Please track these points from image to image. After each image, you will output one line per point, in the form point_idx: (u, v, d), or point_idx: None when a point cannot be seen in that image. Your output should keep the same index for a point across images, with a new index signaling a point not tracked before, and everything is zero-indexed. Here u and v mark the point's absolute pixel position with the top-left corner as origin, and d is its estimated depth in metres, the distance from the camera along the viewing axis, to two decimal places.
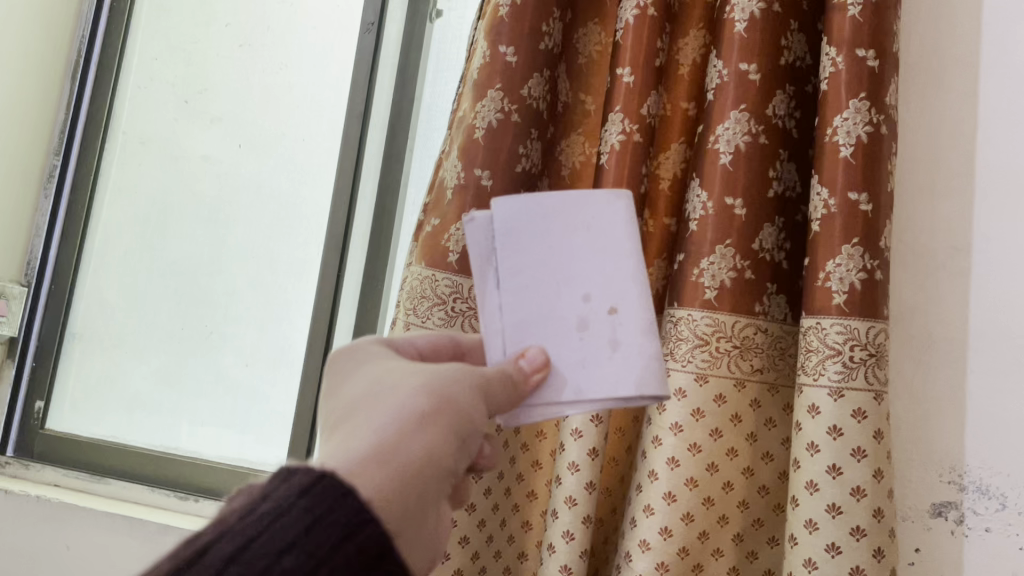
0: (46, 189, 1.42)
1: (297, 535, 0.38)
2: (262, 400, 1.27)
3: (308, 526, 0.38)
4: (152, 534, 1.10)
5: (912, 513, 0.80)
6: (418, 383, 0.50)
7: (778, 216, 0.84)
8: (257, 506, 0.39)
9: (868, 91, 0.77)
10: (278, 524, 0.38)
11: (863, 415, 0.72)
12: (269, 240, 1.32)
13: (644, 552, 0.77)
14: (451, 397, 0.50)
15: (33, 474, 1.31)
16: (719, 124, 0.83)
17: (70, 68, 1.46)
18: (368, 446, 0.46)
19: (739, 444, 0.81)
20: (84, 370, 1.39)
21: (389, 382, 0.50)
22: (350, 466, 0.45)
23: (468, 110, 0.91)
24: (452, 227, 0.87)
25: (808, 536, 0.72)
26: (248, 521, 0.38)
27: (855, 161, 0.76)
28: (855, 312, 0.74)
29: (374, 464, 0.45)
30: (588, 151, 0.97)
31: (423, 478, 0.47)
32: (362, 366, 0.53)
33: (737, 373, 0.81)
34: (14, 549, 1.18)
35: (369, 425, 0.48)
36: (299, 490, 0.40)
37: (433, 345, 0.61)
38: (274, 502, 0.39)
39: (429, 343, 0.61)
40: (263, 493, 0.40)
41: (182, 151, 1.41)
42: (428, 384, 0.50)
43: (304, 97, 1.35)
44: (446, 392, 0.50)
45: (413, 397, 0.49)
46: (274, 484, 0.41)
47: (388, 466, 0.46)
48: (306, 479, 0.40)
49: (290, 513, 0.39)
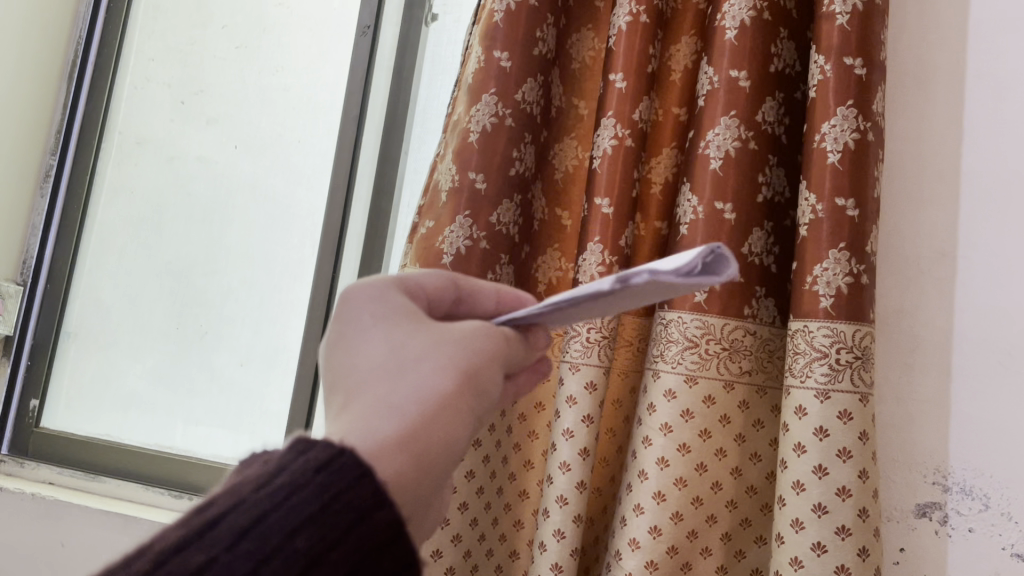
0: (42, 188, 1.43)
1: (313, 511, 0.36)
2: (256, 399, 1.28)
3: (324, 502, 0.36)
4: (146, 532, 1.11)
5: (896, 514, 0.81)
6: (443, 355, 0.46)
7: (767, 221, 0.85)
8: (273, 478, 0.37)
9: (854, 99, 0.79)
10: (295, 499, 0.36)
11: (849, 417, 0.74)
12: (264, 240, 1.33)
13: (633, 550, 0.78)
14: (476, 371, 0.47)
15: (28, 472, 1.32)
16: (709, 130, 0.84)
17: (67, 69, 1.47)
18: (392, 431, 0.43)
19: (727, 444, 0.82)
20: (79, 368, 1.40)
21: (411, 351, 0.46)
22: (371, 448, 0.42)
23: (462, 114, 0.92)
24: (447, 229, 0.88)
25: (794, 535, 0.73)
26: (263, 493, 0.36)
27: (842, 167, 0.77)
28: (842, 316, 0.75)
29: (395, 448, 0.43)
30: (581, 155, 0.99)
31: (440, 461, 0.45)
32: (376, 321, 0.48)
33: (726, 374, 0.82)
34: (8, 546, 1.19)
35: (389, 404, 0.44)
36: (316, 466, 0.37)
37: (437, 287, 0.55)
38: (291, 475, 0.37)
39: (435, 284, 0.55)
40: (278, 465, 0.38)
41: (177, 151, 1.42)
42: (455, 355, 0.47)
43: (300, 99, 1.36)
44: (470, 365, 0.47)
45: (438, 375, 0.46)
46: (290, 456, 0.38)
47: (411, 455, 0.43)
48: (324, 454, 0.38)
49: (308, 488, 0.36)
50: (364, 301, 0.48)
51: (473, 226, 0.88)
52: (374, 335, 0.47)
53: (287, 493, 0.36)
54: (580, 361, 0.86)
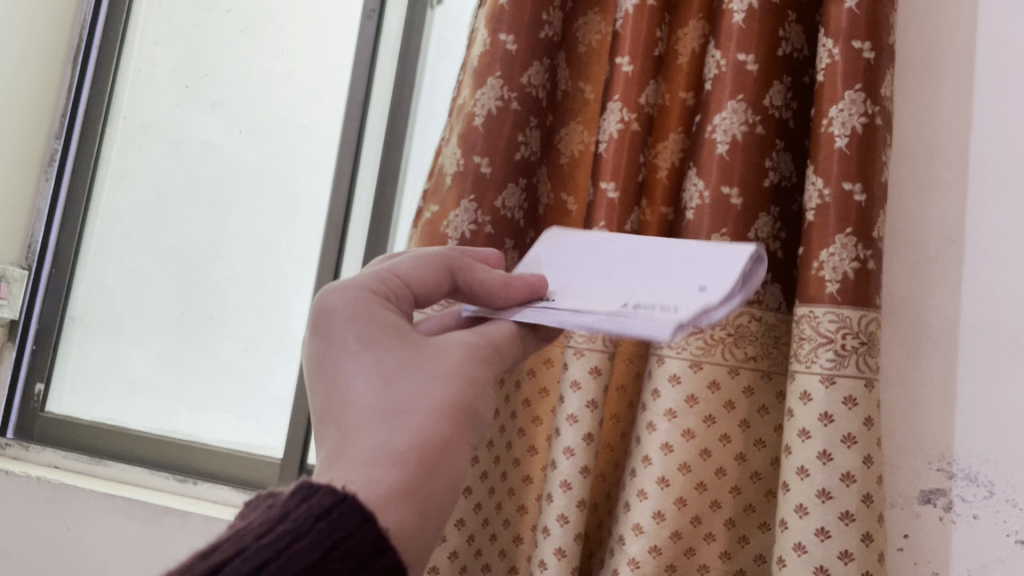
0: (47, 173, 1.43)
1: (314, 560, 0.38)
2: (260, 384, 1.28)
3: (325, 550, 0.39)
4: (151, 516, 1.12)
5: (901, 500, 0.81)
6: (434, 387, 0.47)
7: (773, 206, 0.85)
8: (275, 526, 0.40)
9: (863, 82, 0.78)
10: (295, 547, 0.38)
11: (853, 402, 0.73)
12: (269, 226, 1.33)
13: (637, 535, 0.78)
14: (467, 401, 0.49)
15: (33, 456, 1.32)
16: (716, 114, 0.83)
17: (71, 54, 1.47)
18: (393, 471, 0.44)
19: (731, 430, 0.82)
20: (84, 353, 1.40)
21: (404, 386, 0.47)
22: (374, 496, 0.43)
23: (467, 98, 0.91)
24: (451, 214, 0.88)
25: (798, 520, 0.73)
26: (266, 540, 0.39)
27: (849, 151, 0.77)
28: (847, 301, 0.75)
29: (398, 496, 0.44)
30: (587, 140, 0.98)
31: (440, 502, 0.46)
32: (362, 346, 0.48)
33: (731, 360, 0.82)
34: (13, 529, 1.19)
35: (388, 439, 0.45)
36: (318, 512, 0.40)
37: (423, 278, 0.55)
38: (293, 522, 0.40)
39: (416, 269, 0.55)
40: (281, 511, 0.41)
41: (182, 136, 1.42)
42: (448, 391, 0.48)
43: (305, 84, 1.36)
44: (461, 397, 0.48)
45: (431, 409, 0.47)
46: (293, 504, 0.41)
47: (417, 496, 0.44)
48: (326, 500, 0.41)
49: (309, 535, 0.39)
50: (347, 324, 0.48)
51: (478, 210, 0.88)
52: (362, 362, 0.47)
53: (289, 540, 0.39)
54: (584, 347, 0.85)
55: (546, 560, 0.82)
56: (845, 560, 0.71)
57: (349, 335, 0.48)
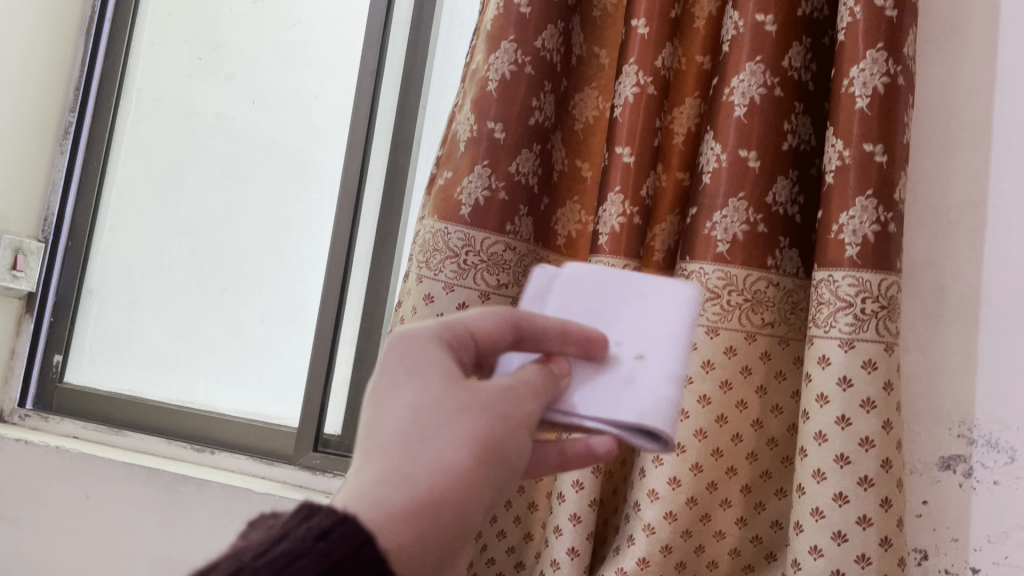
0: (62, 145, 1.43)
1: None
2: (276, 356, 1.28)
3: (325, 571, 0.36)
4: (170, 484, 1.13)
5: (920, 467, 0.80)
6: (468, 425, 0.44)
7: (792, 169, 0.84)
8: (274, 546, 0.38)
9: (885, 41, 0.76)
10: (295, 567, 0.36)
11: (873, 366, 0.73)
12: (284, 198, 1.32)
13: (652, 501, 0.78)
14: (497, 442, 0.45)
15: (52, 426, 1.33)
16: (734, 76, 0.82)
17: (85, 25, 1.46)
18: (407, 498, 0.41)
19: (748, 396, 0.82)
20: (101, 325, 1.41)
21: (436, 418, 0.43)
22: (379, 518, 0.39)
23: (481, 63, 0.90)
24: (464, 180, 0.87)
25: (816, 485, 0.73)
26: (263, 561, 0.36)
27: (871, 112, 0.75)
28: (867, 265, 0.74)
29: (408, 523, 0.40)
30: (601, 105, 0.97)
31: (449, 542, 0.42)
32: (409, 377, 0.45)
33: (748, 326, 0.81)
34: (33, 498, 1.20)
35: (407, 468, 0.41)
36: (318, 533, 0.38)
37: (493, 332, 0.50)
38: (292, 543, 0.37)
39: (490, 328, 0.50)
40: (282, 532, 0.39)
41: (196, 108, 1.42)
42: (479, 429, 0.44)
43: (317, 55, 1.35)
44: (491, 436, 0.45)
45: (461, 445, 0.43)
46: (293, 523, 0.39)
47: (420, 524, 0.40)
48: (326, 520, 0.38)
49: (308, 556, 0.37)
50: (400, 357, 0.46)
51: (492, 176, 0.87)
52: (404, 391, 0.45)
53: (286, 563, 0.36)
54: None
55: (561, 527, 0.82)
56: (863, 525, 0.71)
57: (402, 366, 0.45)
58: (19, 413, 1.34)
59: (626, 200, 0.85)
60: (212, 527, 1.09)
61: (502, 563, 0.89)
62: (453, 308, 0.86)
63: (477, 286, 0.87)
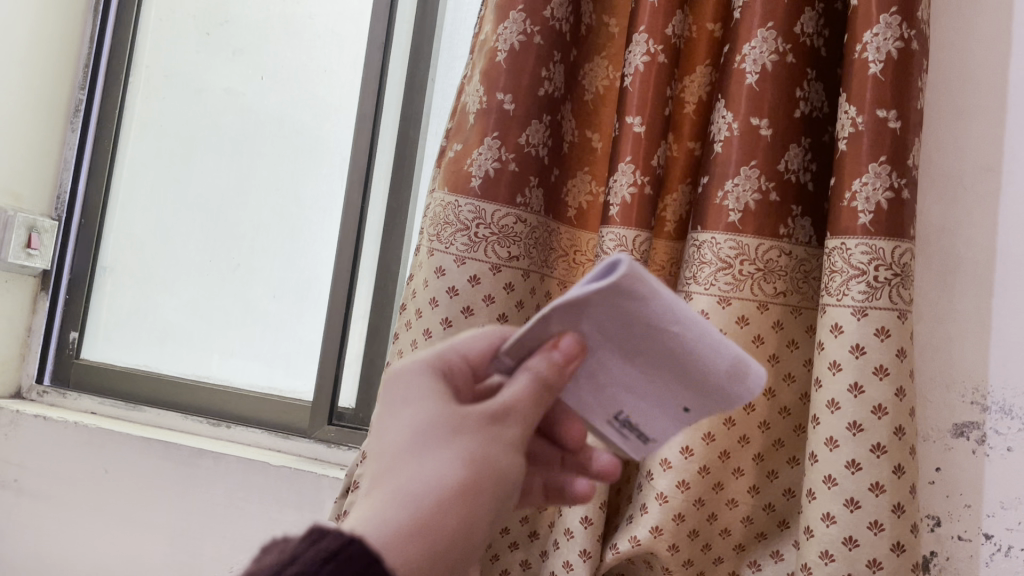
0: (73, 122, 1.44)
1: None
2: (289, 331, 1.29)
3: None
4: (188, 458, 1.14)
5: (933, 434, 0.80)
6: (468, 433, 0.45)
7: (804, 137, 0.83)
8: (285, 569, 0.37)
9: (899, 6, 0.75)
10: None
11: (886, 334, 0.72)
12: (295, 173, 1.32)
13: (665, 471, 0.79)
14: (493, 453, 0.45)
15: (70, 402, 1.35)
16: (746, 43, 0.81)
17: (93, 2, 1.46)
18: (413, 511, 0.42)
19: (759, 366, 0.81)
20: (116, 302, 1.42)
21: (432, 436, 0.44)
22: (384, 537, 0.41)
23: (490, 33, 0.90)
24: (474, 152, 0.87)
25: (829, 453, 0.73)
26: None
27: (884, 78, 0.75)
28: (881, 232, 0.73)
29: (413, 538, 0.41)
30: (612, 75, 0.96)
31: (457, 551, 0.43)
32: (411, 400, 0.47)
33: (759, 295, 0.81)
34: (53, 472, 1.22)
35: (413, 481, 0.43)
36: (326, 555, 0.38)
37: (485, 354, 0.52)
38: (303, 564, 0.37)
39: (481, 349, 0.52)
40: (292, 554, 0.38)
41: (204, 84, 1.41)
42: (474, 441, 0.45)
43: (325, 28, 1.34)
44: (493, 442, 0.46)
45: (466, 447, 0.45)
46: (303, 546, 0.39)
47: (424, 540, 0.42)
48: (335, 543, 0.38)
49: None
50: (394, 389, 0.47)
51: (501, 148, 0.87)
52: (398, 415, 0.46)
53: None
54: None
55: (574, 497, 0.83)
56: (875, 492, 0.71)
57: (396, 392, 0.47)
58: (37, 389, 1.37)
59: (637, 169, 0.85)
60: (230, 500, 1.10)
61: (517, 533, 0.90)
62: (465, 281, 0.86)
63: (488, 258, 0.87)
